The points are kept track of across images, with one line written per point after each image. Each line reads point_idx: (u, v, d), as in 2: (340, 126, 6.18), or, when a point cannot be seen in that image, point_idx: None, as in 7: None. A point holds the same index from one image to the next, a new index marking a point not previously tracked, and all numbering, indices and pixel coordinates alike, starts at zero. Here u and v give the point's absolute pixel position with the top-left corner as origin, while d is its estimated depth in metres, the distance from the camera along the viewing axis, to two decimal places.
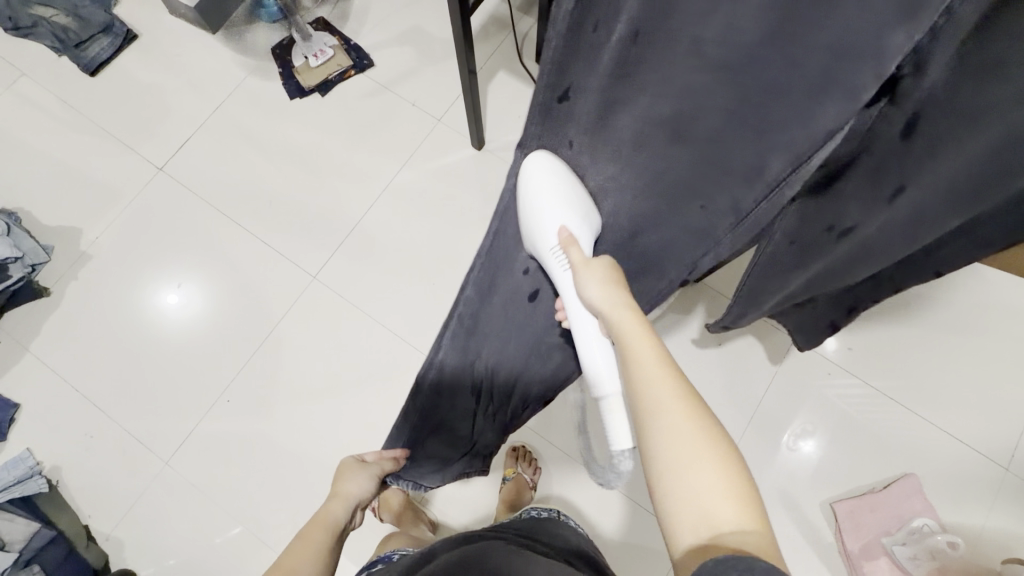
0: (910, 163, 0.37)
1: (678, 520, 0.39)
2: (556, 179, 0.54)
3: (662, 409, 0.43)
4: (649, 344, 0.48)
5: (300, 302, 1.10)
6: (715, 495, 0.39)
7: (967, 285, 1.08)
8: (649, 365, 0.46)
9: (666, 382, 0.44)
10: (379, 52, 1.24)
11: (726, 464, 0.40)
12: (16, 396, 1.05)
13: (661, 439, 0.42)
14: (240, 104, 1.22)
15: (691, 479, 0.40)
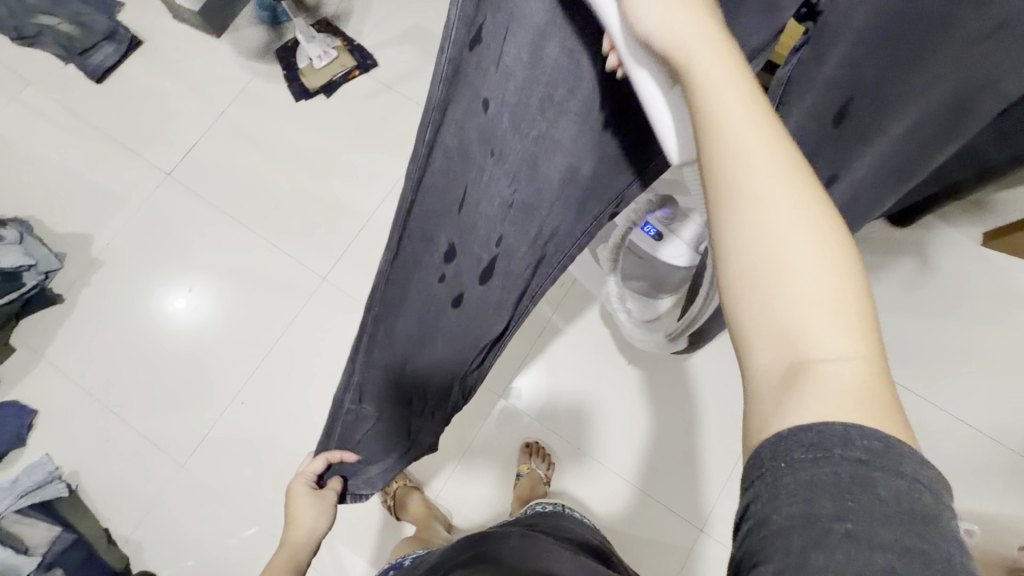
0: (836, 150, 0.44)
1: (757, 350, 0.24)
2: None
3: (772, 212, 0.24)
4: (753, 103, 0.25)
5: (311, 304, 1.11)
6: (825, 308, 0.23)
7: (977, 272, 1.08)
8: (750, 132, 0.24)
9: (753, 119, 0.25)
10: (382, 51, 1.24)
11: (863, 308, 0.24)
12: (33, 402, 1.07)
13: (757, 260, 0.24)
14: (245, 107, 1.22)
15: (783, 283, 0.24)
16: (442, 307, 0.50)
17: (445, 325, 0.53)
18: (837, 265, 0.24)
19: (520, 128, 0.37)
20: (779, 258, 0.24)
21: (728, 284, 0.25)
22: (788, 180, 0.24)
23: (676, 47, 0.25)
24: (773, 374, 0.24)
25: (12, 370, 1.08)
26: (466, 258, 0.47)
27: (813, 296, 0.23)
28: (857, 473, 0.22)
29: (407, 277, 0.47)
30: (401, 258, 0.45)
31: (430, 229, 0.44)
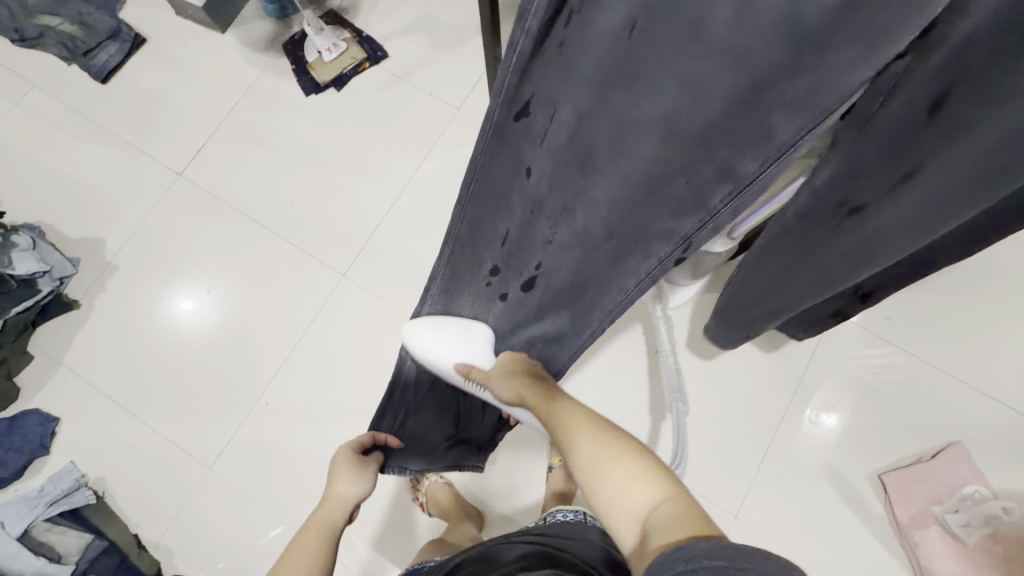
0: (920, 149, 0.36)
1: (616, 523, 0.46)
2: (442, 331, 0.69)
3: (583, 447, 0.53)
4: (557, 409, 0.60)
5: (332, 301, 1.09)
6: (624, 478, 0.47)
7: (1003, 247, 1.07)
8: (561, 421, 0.58)
9: (560, 417, 0.58)
10: (392, 42, 1.22)
11: (647, 471, 0.47)
12: (55, 409, 1.05)
13: (592, 471, 0.50)
14: (255, 104, 1.20)
15: (601, 477, 0.49)
16: (491, 301, 0.67)
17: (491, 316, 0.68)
18: (624, 460, 0.48)
19: (558, 184, 0.51)
20: (601, 466, 0.49)
21: (592, 491, 0.49)
22: (595, 433, 0.53)
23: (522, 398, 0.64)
24: (628, 530, 0.45)
25: (32, 378, 1.07)
26: (511, 274, 0.63)
27: (622, 479, 0.47)
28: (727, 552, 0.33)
29: (460, 279, 0.67)
30: (455, 257, 0.65)
31: (481, 251, 0.63)
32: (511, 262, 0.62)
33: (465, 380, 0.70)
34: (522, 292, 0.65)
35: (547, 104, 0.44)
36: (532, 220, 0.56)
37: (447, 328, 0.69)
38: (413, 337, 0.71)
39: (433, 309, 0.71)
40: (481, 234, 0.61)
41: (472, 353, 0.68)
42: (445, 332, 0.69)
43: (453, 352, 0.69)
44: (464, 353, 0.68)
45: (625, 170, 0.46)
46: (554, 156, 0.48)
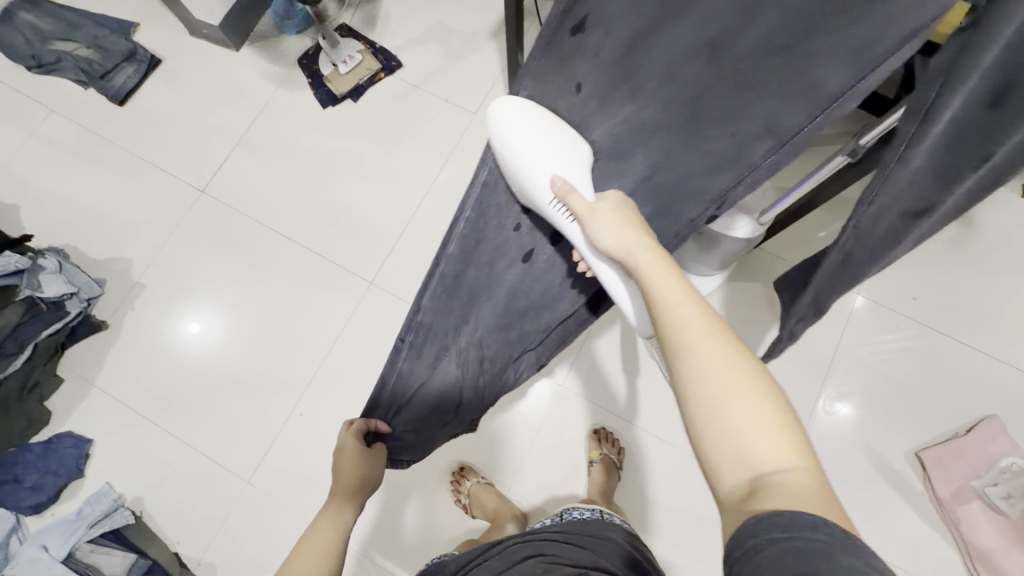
0: (987, 135, 0.37)
1: (718, 458, 0.40)
2: (542, 135, 0.57)
3: (716, 364, 0.42)
4: (680, 287, 0.46)
5: (360, 309, 1.10)
6: (759, 424, 0.39)
7: (1020, 223, 1.08)
8: (687, 313, 0.44)
9: (690, 310, 0.45)
10: (406, 52, 1.23)
11: (789, 426, 0.40)
12: (88, 432, 1.05)
13: (717, 393, 0.41)
14: (273, 118, 1.21)
15: (727, 407, 0.40)
16: (514, 257, 0.70)
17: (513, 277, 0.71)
18: (766, 408, 0.40)
19: (608, 106, 0.58)
20: (725, 396, 0.40)
21: (702, 414, 0.41)
22: (719, 344, 0.43)
23: (626, 256, 0.51)
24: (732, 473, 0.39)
25: (63, 401, 1.06)
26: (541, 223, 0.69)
27: (750, 420, 0.39)
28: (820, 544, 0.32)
29: (484, 231, 0.70)
30: (476, 218, 0.70)
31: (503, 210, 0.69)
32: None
33: (557, 203, 0.56)
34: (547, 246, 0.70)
35: (607, 24, 0.54)
36: (579, 138, 0.60)
37: (549, 135, 0.57)
38: (502, 126, 0.58)
39: (444, 274, 0.71)
40: None
41: (575, 173, 0.56)
42: (546, 133, 0.57)
43: (543, 161, 0.56)
44: (562, 166, 0.56)
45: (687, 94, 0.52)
46: (604, 68, 0.57)
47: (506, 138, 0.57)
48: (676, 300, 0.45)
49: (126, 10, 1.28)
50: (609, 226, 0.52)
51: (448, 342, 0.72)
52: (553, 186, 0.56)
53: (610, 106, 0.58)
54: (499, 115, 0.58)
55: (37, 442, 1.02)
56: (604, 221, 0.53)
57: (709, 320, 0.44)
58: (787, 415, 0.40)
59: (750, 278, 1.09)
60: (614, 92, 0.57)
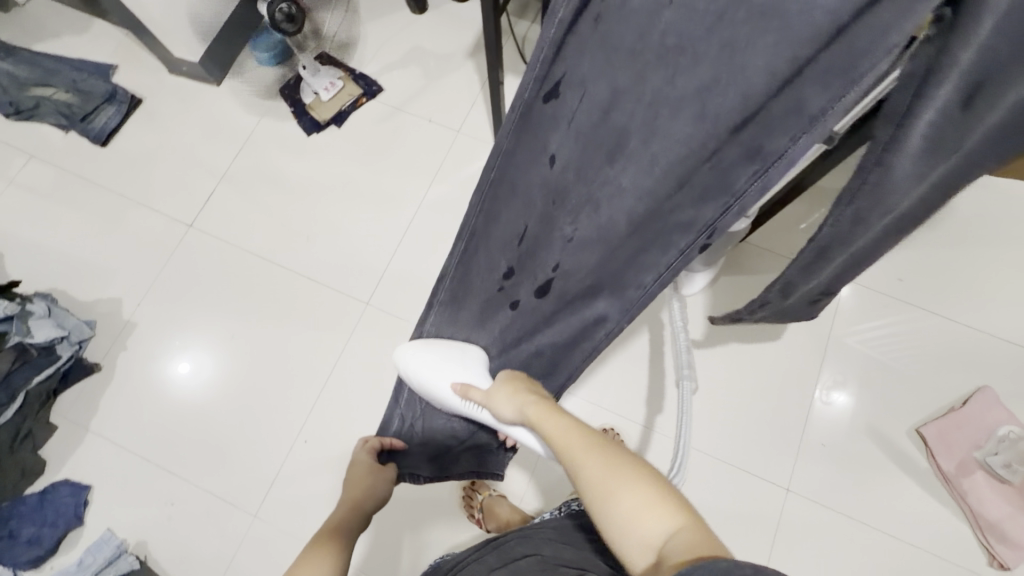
0: (953, 136, 0.36)
1: (625, 545, 0.46)
2: (436, 356, 0.74)
3: (596, 466, 0.51)
4: (562, 420, 0.57)
5: (358, 331, 1.10)
6: (642, 503, 0.46)
7: (989, 198, 1.13)
8: (571, 435, 0.55)
9: (571, 431, 0.56)
10: (387, 76, 1.26)
11: (670, 497, 0.47)
12: (86, 478, 1.02)
13: (606, 488, 0.49)
14: (258, 149, 1.22)
15: (614, 497, 0.48)
16: (502, 305, 0.73)
17: (501, 322, 0.74)
18: (642, 484, 0.48)
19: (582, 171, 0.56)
20: (612, 490, 0.48)
21: (603, 512, 0.48)
22: (599, 453, 0.52)
23: (524, 416, 0.61)
24: (640, 554, 0.45)
25: (58, 449, 1.04)
26: (526, 273, 0.69)
27: (632, 508, 0.46)
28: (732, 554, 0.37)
29: (469, 273, 0.76)
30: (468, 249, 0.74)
31: (491, 255, 0.72)
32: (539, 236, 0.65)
33: (465, 401, 0.69)
34: (535, 296, 0.69)
35: (579, 85, 0.51)
36: (555, 213, 0.61)
37: (447, 353, 0.73)
38: (409, 359, 0.75)
39: (462, 275, 0.76)
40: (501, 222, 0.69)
41: (472, 374, 0.71)
42: (439, 356, 0.74)
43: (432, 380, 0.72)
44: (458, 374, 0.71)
45: (664, 156, 0.48)
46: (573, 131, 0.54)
47: (410, 368, 0.75)
48: (562, 434, 0.56)
49: (103, 53, 1.29)
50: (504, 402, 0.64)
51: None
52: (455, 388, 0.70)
53: (586, 170, 0.55)
54: (402, 358, 0.76)
55: (32, 494, 0.99)
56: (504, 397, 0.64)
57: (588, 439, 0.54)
58: (668, 494, 0.47)
59: (739, 271, 1.12)
60: (588, 158, 0.54)
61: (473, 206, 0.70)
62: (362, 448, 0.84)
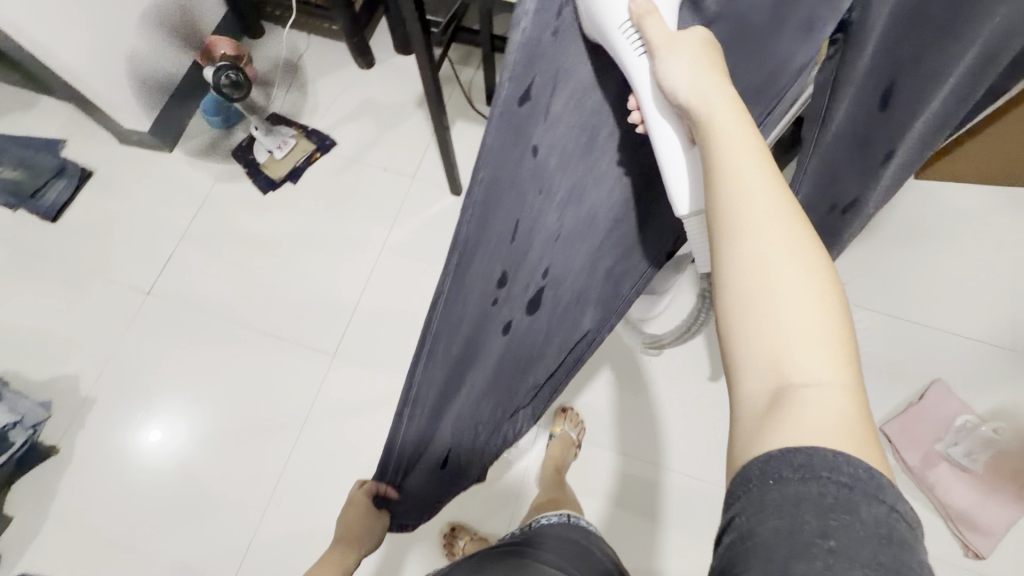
0: (877, 126, 0.50)
1: (748, 354, 0.33)
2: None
3: (773, 248, 0.34)
4: (754, 152, 0.36)
5: (327, 384, 1.09)
6: (807, 331, 0.32)
7: (918, 200, 1.20)
8: (757, 178, 0.35)
9: (756, 168, 0.35)
10: (340, 129, 1.29)
11: (845, 341, 0.33)
12: (46, 569, 0.97)
13: (767, 282, 0.33)
14: (215, 211, 1.23)
15: (768, 300, 0.33)
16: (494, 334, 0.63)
17: (495, 347, 0.66)
18: (818, 306, 0.33)
19: (562, 167, 0.52)
20: (771, 282, 0.33)
21: (737, 306, 0.34)
22: (783, 230, 0.34)
23: (697, 101, 0.38)
24: (767, 375, 0.33)
25: (14, 541, 0.99)
26: (516, 289, 0.60)
27: (800, 321, 0.32)
28: (839, 497, 0.28)
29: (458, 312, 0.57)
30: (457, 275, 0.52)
31: (481, 269, 0.54)
32: (516, 271, 0.58)
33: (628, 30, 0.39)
34: (525, 314, 0.64)
35: (551, 79, 0.44)
36: (540, 219, 0.55)
37: None
38: None
39: (434, 358, 0.60)
40: (487, 235, 0.51)
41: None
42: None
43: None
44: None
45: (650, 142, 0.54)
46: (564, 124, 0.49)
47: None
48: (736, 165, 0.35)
49: (52, 128, 1.29)
50: (681, 64, 0.38)
51: (443, 415, 0.70)
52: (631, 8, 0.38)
53: (567, 167, 0.52)
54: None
55: None
56: (681, 58, 0.39)
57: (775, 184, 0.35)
58: (844, 329, 0.33)
59: None
60: (568, 156, 0.51)
61: (460, 223, 0.48)
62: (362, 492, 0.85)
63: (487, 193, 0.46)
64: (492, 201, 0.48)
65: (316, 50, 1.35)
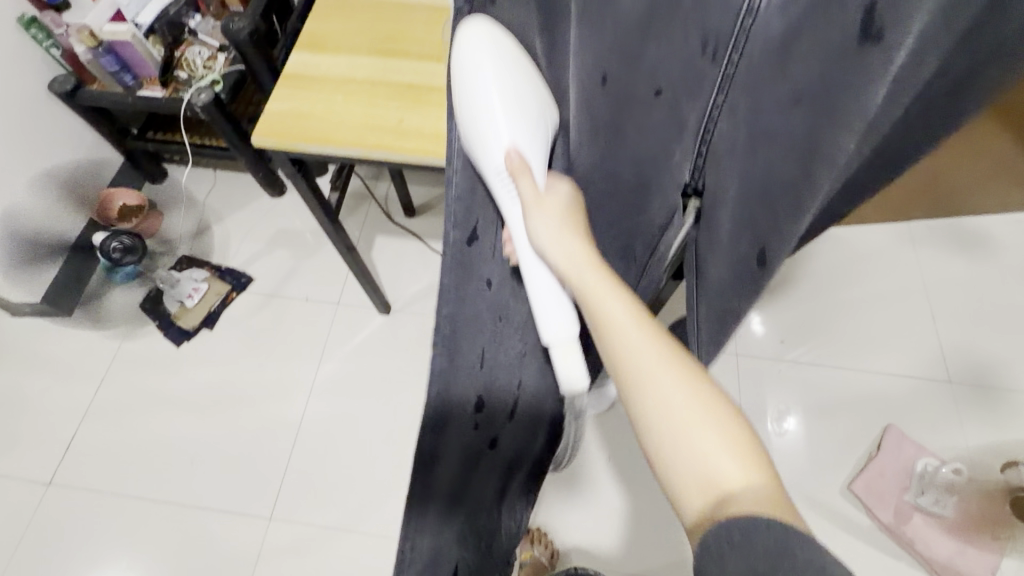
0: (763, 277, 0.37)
1: (668, 463, 0.34)
2: (501, 64, 0.41)
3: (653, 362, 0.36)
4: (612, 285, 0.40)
5: (265, 554, 0.98)
6: (707, 430, 0.33)
7: (831, 249, 1.26)
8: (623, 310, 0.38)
9: (618, 297, 0.39)
10: (255, 265, 1.24)
11: (739, 428, 0.34)
12: None
13: (659, 393, 0.35)
14: (123, 374, 1.13)
15: (662, 408, 0.34)
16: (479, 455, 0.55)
17: (485, 466, 0.57)
18: (703, 402, 0.34)
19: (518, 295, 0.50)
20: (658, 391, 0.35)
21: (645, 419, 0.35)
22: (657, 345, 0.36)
23: (563, 260, 0.42)
24: (691, 478, 0.33)
25: None
26: (496, 409, 0.53)
27: (691, 423, 0.33)
28: (777, 537, 0.27)
29: (441, 440, 0.50)
30: (439, 387, 0.48)
31: (459, 391, 0.49)
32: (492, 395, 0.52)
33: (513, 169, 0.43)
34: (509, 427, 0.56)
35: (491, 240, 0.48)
36: (503, 331, 0.50)
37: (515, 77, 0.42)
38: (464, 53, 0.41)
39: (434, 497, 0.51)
40: (459, 359, 0.48)
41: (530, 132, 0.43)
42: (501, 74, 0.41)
43: (488, 97, 0.42)
44: (516, 131, 0.42)
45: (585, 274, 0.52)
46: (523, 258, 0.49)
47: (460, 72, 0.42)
48: (612, 304, 0.38)
49: None
50: (546, 217, 0.42)
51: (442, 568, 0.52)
52: (505, 161, 0.42)
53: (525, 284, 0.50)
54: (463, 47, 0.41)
55: None
56: (549, 213, 0.43)
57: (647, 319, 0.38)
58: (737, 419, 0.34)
59: None
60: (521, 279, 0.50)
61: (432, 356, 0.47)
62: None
63: (452, 321, 0.46)
64: (457, 332, 0.47)
65: (223, 188, 1.32)
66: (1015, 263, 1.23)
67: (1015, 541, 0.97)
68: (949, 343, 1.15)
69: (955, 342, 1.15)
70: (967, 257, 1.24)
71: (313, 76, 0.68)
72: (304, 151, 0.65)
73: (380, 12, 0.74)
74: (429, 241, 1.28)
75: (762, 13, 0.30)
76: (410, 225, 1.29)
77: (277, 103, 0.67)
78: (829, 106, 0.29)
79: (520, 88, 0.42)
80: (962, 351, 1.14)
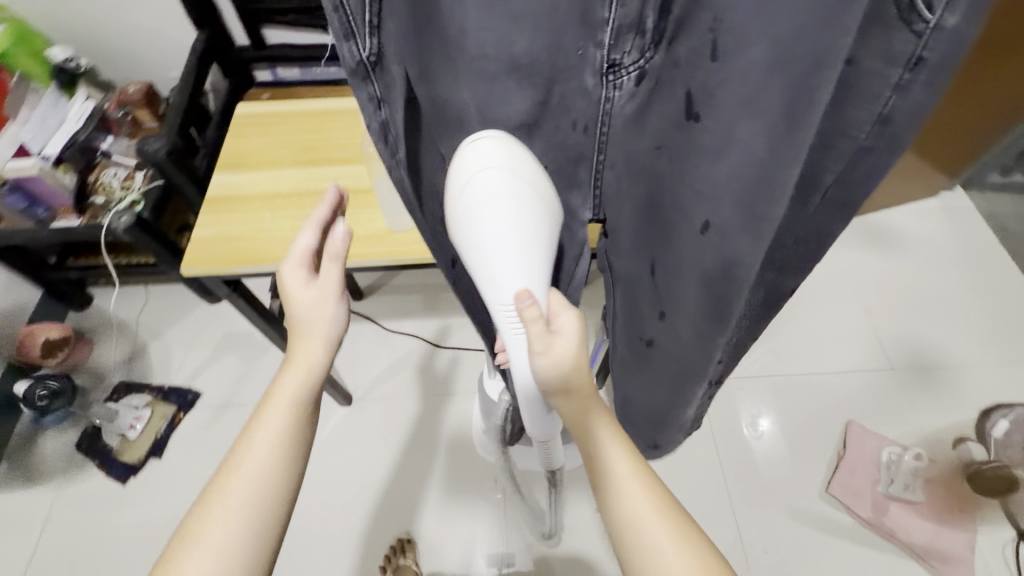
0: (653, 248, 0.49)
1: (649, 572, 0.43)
2: (512, 195, 0.39)
3: (636, 492, 0.44)
4: (605, 421, 0.46)
5: None
6: (676, 548, 0.43)
7: None
8: (614, 445, 0.45)
9: (609, 434, 0.45)
10: (201, 378, 1.18)
11: (701, 541, 0.43)
12: None
13: (640, 519, 0.43)
14: (64, 526, 1.03)
15: (644, 529, 0.43)
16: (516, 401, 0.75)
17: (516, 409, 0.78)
18: (675, 522, 0.43)
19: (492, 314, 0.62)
20: (638, 516, 0.43)
21: (631, 536, 0.44)
22: (642, 479, 0.44)
23: (563, 392, 0.45)
24: None
25: None
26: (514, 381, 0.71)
27: (668, 543, 0.43)
28: None
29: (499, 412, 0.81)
30: None
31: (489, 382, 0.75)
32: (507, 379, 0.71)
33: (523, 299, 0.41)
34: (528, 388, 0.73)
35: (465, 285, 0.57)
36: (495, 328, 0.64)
37: (520, 170, 0.39)
38: (471, 158, 0.38)
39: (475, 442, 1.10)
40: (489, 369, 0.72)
41: (530, 256, 0.41)
42: (516, 205, 0.39)
43: (481, 222, 0.40)
44: (531, 274, 0.42)
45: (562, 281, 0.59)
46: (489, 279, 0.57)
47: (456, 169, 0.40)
48: (609, 444, 0.45)
49: None
50: (556, 365, 0.42)
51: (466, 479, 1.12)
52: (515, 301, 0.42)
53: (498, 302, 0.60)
54: (468, 161, 0.39)
55: None
56: (556, 359, 0.43)
57: (638, 464, 0.45)
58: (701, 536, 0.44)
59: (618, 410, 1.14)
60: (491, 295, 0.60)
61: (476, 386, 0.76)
62: (288, 411, 0.46)
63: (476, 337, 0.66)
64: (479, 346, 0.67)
65: (157, 303, 1.27)
66: (923, 250, 1.35)
67: (982, 512, 1.03)
68: (884, 334, 1.24)
69: (889, 331, 1.24)
70: (882, 251, 1.36)
71: (237, 196, 0.68)
72: (237, 273, 0.65)
73: (296, 122, 0.75)
74: (384, 321, 1.27)
75: (616, 97, 0.40)
76: (361, 308, 1.28)
77: (202, 229, 0.66)
78: (681, 150, 0.38)
79: (527, 216, 0.40)
80: (897, 339, 1.23)
